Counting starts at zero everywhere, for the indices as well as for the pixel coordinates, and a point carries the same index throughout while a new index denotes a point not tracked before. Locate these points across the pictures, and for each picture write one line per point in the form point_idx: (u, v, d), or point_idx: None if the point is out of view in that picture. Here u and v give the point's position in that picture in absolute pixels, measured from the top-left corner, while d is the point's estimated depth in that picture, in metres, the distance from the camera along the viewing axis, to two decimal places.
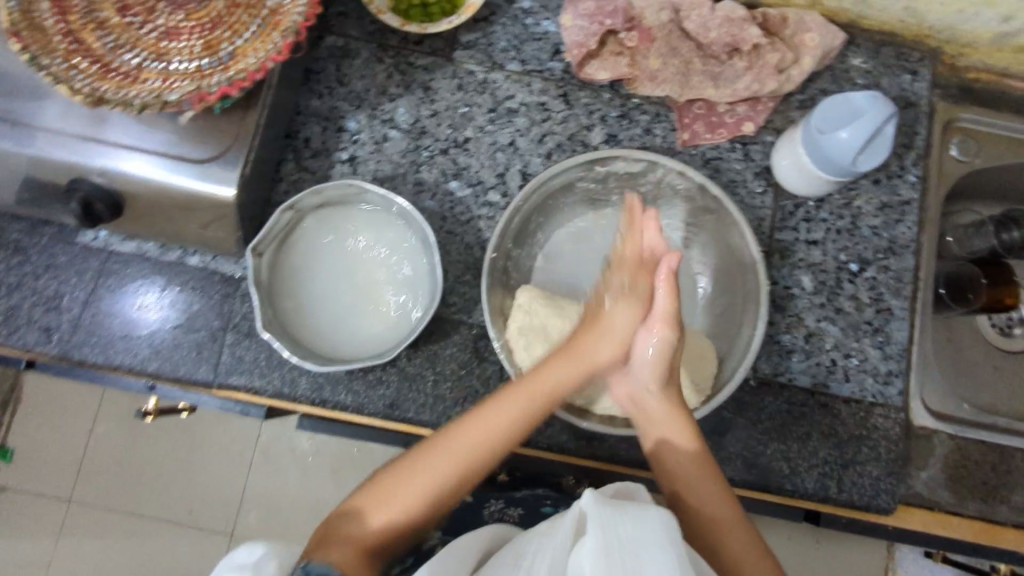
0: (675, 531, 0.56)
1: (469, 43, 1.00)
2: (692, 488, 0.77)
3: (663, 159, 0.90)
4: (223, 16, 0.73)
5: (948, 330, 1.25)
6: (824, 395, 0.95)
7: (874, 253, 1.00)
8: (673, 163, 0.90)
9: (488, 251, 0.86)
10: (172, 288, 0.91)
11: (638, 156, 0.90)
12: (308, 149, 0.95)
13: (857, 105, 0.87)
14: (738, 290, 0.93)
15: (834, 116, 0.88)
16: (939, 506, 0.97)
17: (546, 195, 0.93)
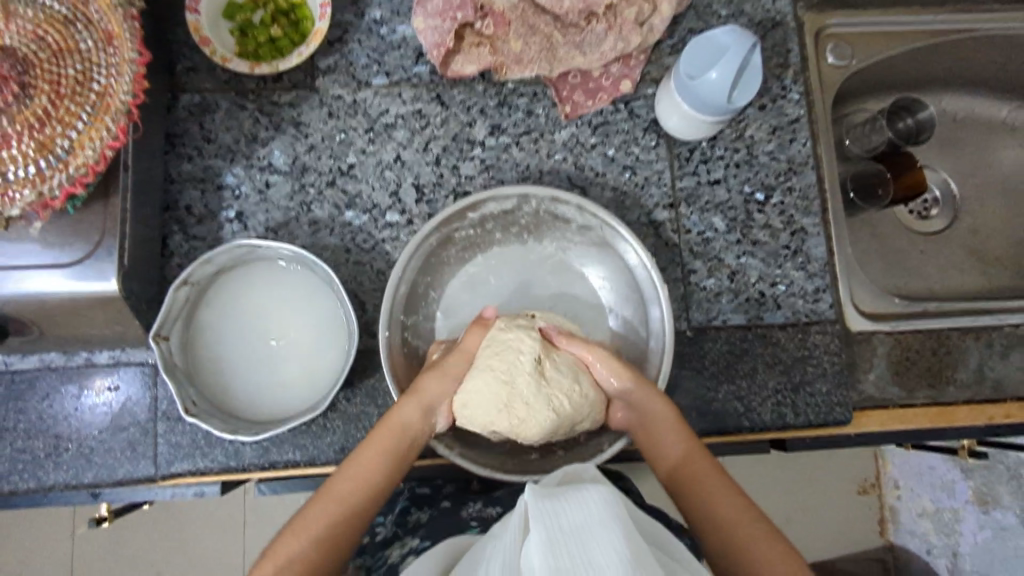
0: (612, 504, 0.58)
1: (329, 68, 0.97)
2: (663, 436, 0.81)
3: (533, 189, 0.88)
4: (49, 112, 0.67)
5: (870, 226, 1.30)
6: (761, 327, 0.97)
7: (775, 178, 1.01)
8: (543, 192, 0.88)
9: (387, 293, 0.85)
10: (87, 392, 0.85)
11: (505, 193, 0.88)
12: (192, 217, 0.91)
13: (722, 43, 0.88)
14: (638, 303, 0.93)
15: (697, 59, 0.89)
16: (891, 401, 1.00)
17: (426, 254, 0.90)
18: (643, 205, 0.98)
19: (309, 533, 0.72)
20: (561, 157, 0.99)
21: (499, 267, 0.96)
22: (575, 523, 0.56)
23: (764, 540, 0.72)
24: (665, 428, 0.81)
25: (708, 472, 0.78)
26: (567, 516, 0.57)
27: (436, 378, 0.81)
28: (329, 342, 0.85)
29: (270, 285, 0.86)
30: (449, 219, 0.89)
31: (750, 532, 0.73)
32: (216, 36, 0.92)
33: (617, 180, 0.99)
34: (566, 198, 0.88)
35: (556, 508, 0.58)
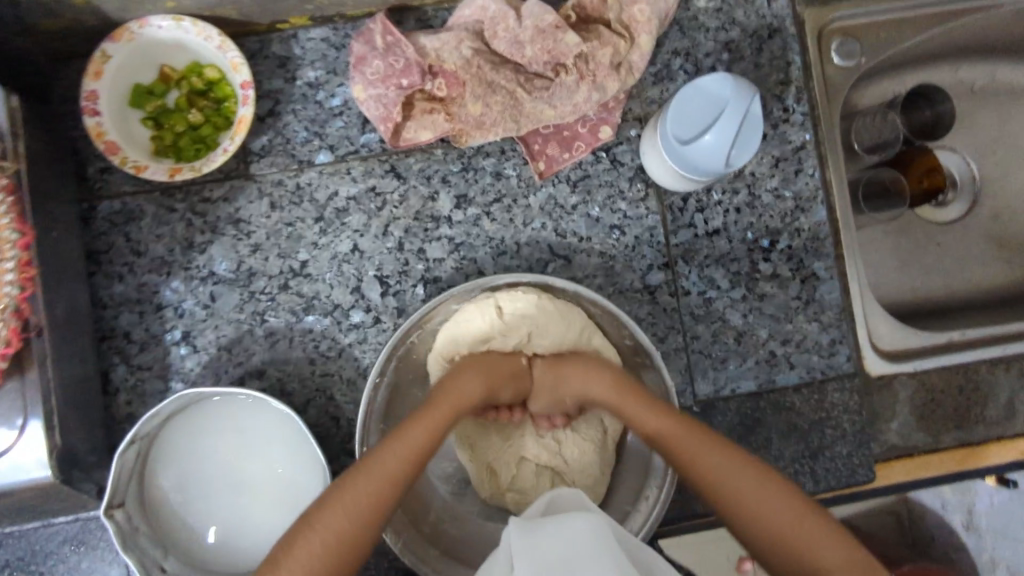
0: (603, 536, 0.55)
1: (264, 149, 0.85)
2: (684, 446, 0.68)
3: (524, 277, 0.78)
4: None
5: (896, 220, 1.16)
6: (774, 392, 0.89)
7: (781, 219, 0.90)
8: (534, 280, 0.79)
9: (360, 418, 0.74)
10: (52, 554, 0.80)
11: (492, 281, 0.78)
12: (133, 344, 0.82)
13: (713, 95, 0.76)
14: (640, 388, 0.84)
15: (692, 117, 0.77)
16: (915, 449, 0.94)
17: (405, 352, 0.79)
18: (635, 268, 0.88)
19: (325, 531, 0.60)
20: (539, 225, 0.87)
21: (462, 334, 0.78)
22: (560, 550, 0.53)
23: (821, 538, 0.60)
24: (699, 438, 0.68)
25: (705, 452, 0.67)
26: (552, 545, 0.53)
27: (495, 362, 0.76)
28: (302, 477, 0.78)
29: (230, 421, 0.79)
30: (427, 317, 0.78)
31: (796, 519, 0.62)
32: (125, 132, 0.79)
33: (605, 243, 0.88)
34: (561, 285, 0.78)
35: (541, 533, 0.55)
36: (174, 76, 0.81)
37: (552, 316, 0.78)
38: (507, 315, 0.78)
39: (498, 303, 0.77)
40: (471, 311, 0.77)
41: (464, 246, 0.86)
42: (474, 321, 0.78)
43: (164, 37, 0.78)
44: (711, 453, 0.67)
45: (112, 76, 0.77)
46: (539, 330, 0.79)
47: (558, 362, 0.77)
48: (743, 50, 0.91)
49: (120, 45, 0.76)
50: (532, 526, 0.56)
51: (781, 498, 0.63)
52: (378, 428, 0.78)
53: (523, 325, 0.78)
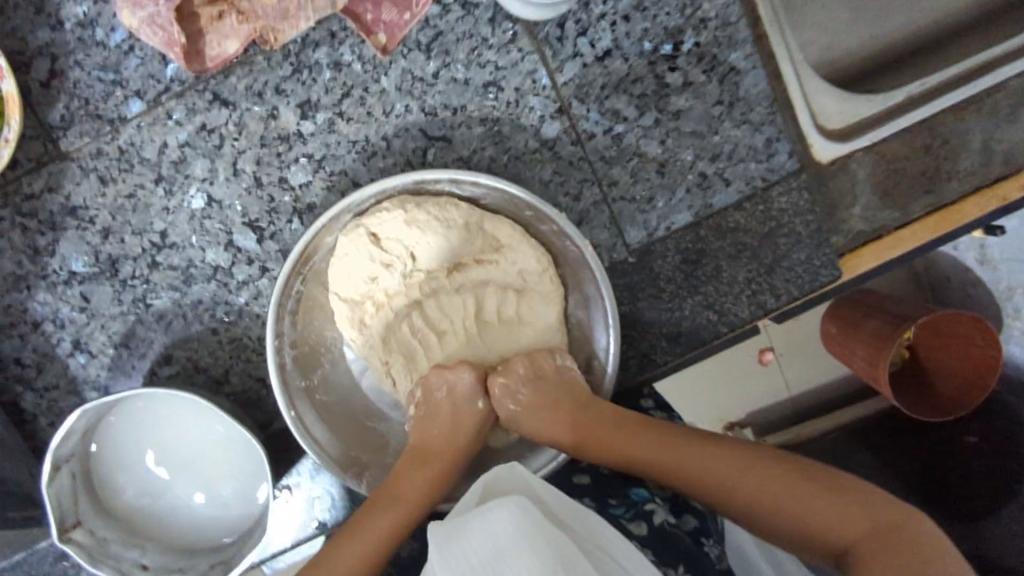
0: (523, 520, 0.52)
1: (65, 119, 0.72)
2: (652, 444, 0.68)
3: (390, 181, 0.69)
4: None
5: None
6: (713, 216, 0.80)
7: (680, 14, 0.75)
8: (400, 181, 0.69)
9: (272, 381, 0.69)
10: (51, 573, 0.80)
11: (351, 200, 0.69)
12: (29, 368, 0.76)
13: None
14: (562, 261, 0.76)
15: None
16: (886, 227, 0.84)
17: (295, 295, 0.72)
18: (525, 126, 0.76)
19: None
20: (403, 109, 0.75)
21: (354, 267, 0.71)
22: (477, 562, 0.50)
23: (827, 503, 0.60)
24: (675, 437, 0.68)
25: (639, 440, 0.69)
26: (471, 552, 0.50)
27: (434, 432, 0.72)
28: (244, 449, 0.75)
29: (150, 417, 0.74)
30: (307, 255, 0.71)
31: (765, 478, 0.63)
32: None
33: (483, 107, 0.75)
34: (431, 176, 0.68)
35: (460, 539, 0.52)
36: None
37: (429, 225, 0.70)
38: (385, 241, 0.70)
39: (369, 229, 0.70)
40: (344, 243, 0.70)
41: (327, 159, 0.75)
42: (353, 258, 0.70)
43: None
44: (641, 438, 0.69)
45: None
46: (422, 249, 0.70)
47: (530, 376, 0.73)
48: None
49: None
50: (449, 533, 0.53)
51: (725, 460, 0.65)
52: (299, 384, 0.74)
53: (403, 246, 0.70)
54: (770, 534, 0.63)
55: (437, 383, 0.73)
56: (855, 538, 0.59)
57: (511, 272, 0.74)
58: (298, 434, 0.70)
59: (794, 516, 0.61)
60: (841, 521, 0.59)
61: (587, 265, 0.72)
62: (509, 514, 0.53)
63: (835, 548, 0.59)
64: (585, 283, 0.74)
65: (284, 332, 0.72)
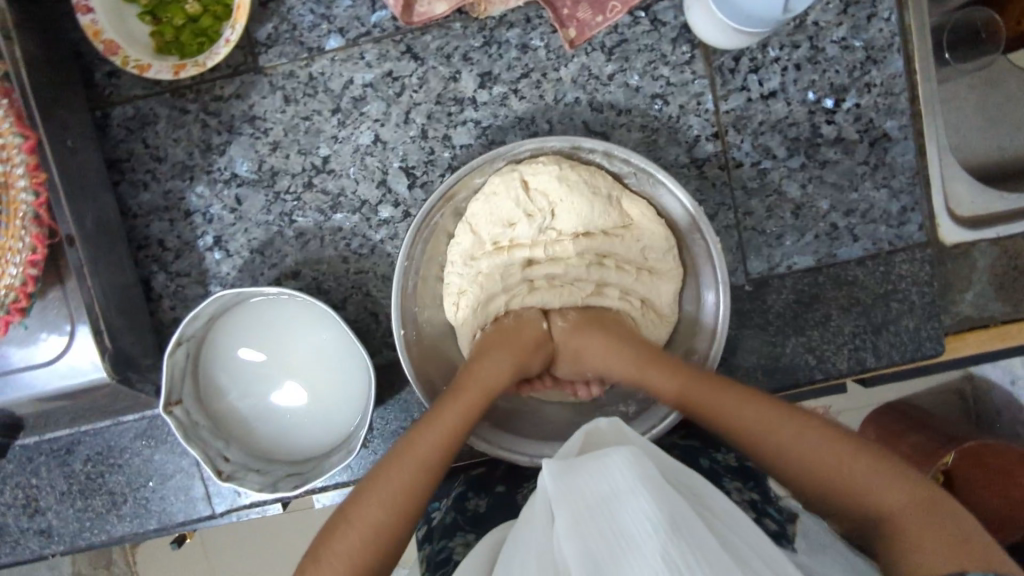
0: (637, 467, 0.54)
1: (270, 38, 0.78)
2: (701, 397, 0.67)
3: (548, 140, 0.72)
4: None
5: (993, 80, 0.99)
6: (834, 266, 0.82)
7: (849, 74, 0.79)
8: (560, 141, 0.72)
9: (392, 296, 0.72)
10: (127, 448, 0.85)
11: (512, 146, 0.73)
12: (168, 252, 0.81)
13: None
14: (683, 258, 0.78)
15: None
16: (993, 320, 0.86)
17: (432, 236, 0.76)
18: (680, 141, 0.80)
19: (367, 522, 0.60)
20: (573, 99, 0.79)
21: (495, 208, 0.74)
22: (596, 501, 0.52)
23: (869, 475, 0.60)
24: (723, 393, 0.66)
25: (721, 396, 0.66)
26: (587, 492, 0.53)
27: (489, 370, 0.70)
28: (347, 362, 0.79)
29: (268, 315, 0.79)
30: (452, 195, 0.74)
31: (827, 454, 0.61)
32: (124, 31, 0.74)
33: (646, 114, 0.80)
34: (589, 143, 0.71)
35: (573, 482, 0.54)
36: None
37: (579, 188, 0.73)
38: (533, 191, 0.74)
39: (523, 177, 0.74)
40: (498, 184, 0.74)
41: (492, 130, 0.80)
42: (501, 198, 0.74)
43: None
44: (724, 398, 0.66)
45: None
46: (564, 207, 0.74)
47: (581, 321, 0.75)
48: None
49: None
50: (561, 472, 0.56)
51: (797, 431, 0.63)
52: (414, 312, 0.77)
53: (547, 201, 0.74)
54: (815, 499, 0.63)
55: (510, 317, 0.76)
56: (892, 507, 0.58)
57: (636, 247, 0.77)
58: (404, 356, 0.73)
59: (843, 484, 0.60)
60: (879, 490, 0.59)
61: (711, 260, 0.75)
62: (622, 462, 0.55)
63: (882, 514, 0.59)
64: (702, 277, 0.77)
65: (414, 261, 0.75)
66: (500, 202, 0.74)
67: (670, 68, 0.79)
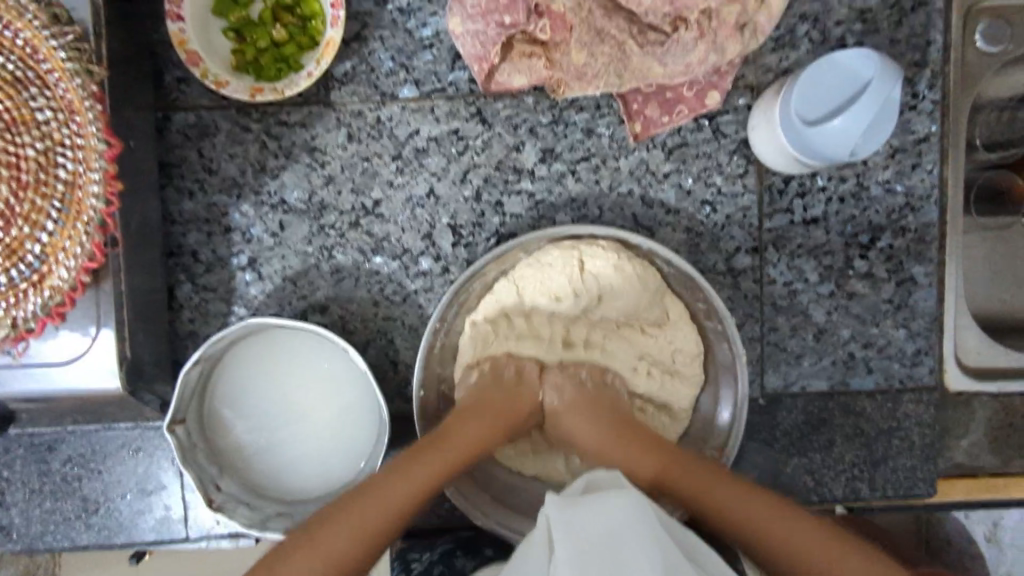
0: (638, 512, 0.58)
1: (346, 76, 0.79)
2: (695, 482, 0.65)
3: (597, 227, 0.74)
4: (12, 206, 0.58)
5: None
6: (846, 394, 0.85)
7: (887, 216, 0.83)
8: (610, 233, 0.74)
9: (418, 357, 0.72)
10: (110, 456, 0.82)
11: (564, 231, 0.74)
12: (199, 264, 0.80)
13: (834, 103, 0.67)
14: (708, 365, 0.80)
15: (875, 136, 0.67)
16: (983, 470, 0.89)
17: (466, 298, 0.76)
18: (721, 249, 0.82)
19: (338, 544, 0.59)
20: (626, 190, 0.81)
21: (542, 281, 0.74)
22: (596, 533, 0.56)
23: None
24: (722, 483, 0.63)
25: (709, 481, 0.64)
26: (587, 522, 0.57)
27: (493, 406, 0.71)
28: (359, 407, 0.78)
29: (287, 347, 0.78)
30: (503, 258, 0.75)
31: (812, 542, 0.58)
32: (206, 43, 0.74)
33: (694, 218, 0.82)
34: (639, 241, 0.73)
35: (574, 516, 0.58)
36: None
37: (632, 279, 0.74)
38: (587, 272, 0.73)
39: (581, 256, 0.73)
40: (557, 256, 0.74)
41: (544, 204, 0.81)
42: (554, 270, 0.73)
43: None
44: (706, 478, 0.64)
45: None
46: (612, 293, 0.74)
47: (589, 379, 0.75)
48: (880, 21, 0.81)
49: None
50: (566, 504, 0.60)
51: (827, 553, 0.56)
52: (436, 370, 0.78)
53: (597, 284, 0.74)
54: None
55: (509, 375, 0.74)
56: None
57: (666, 348, 0.78)
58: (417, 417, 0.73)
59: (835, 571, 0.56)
60: None
61: (734, 371, 0.76)
62: (621, 502, 0.59)
63: None
64: (721, 383, 0.78)
65: (446, 323, 0.76)
66: (552, 277, 0.74)
67: (725, 179, 0.82)
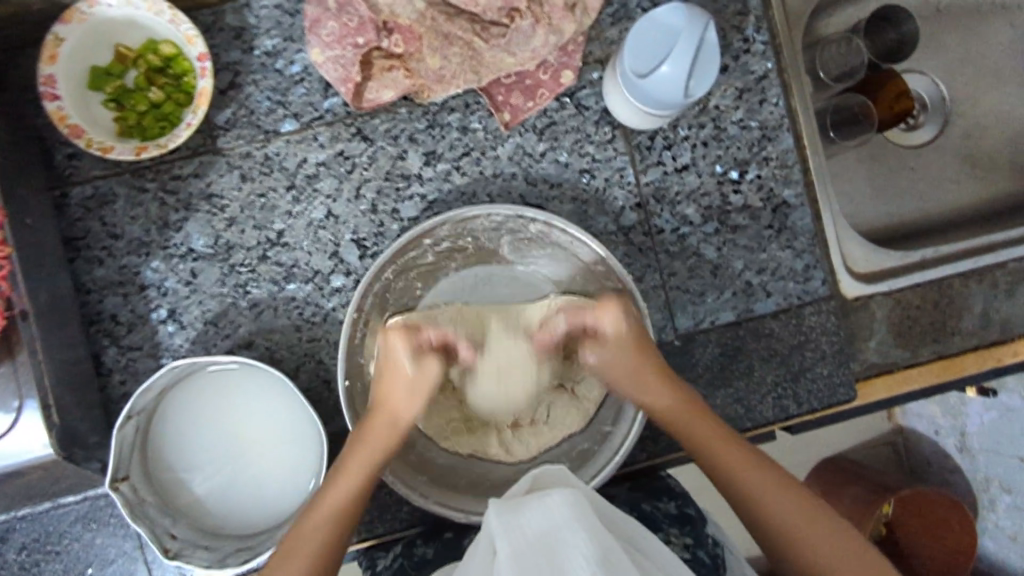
0: (578, 507, 0.58)
1: (228, 122, 0.84)
2: (684, 427, 0.78)
3: (489, 208, 0.79)
4: None
5: (873, 159, 1.16)
6: (753, 320, 0.91)
7: (749, 150, 0.91)
8: (506, 211, 0.80)
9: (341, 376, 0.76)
10: (66, 533, 0.83)
11: (468, 213, 0.80)
12: (120, 326, 0.83)
13: (657, 51, 0.76)
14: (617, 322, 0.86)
15: (705, 78, 0.74)
16: (897, 365, 0.96)
17: (381, 290, 0.82)
18: (607, 211, 0.89)
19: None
20: (509, 175, 0.87)
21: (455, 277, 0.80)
22: (538, 532, 0.56)
23: (802, 515, 0.72)
24: (693, 423, 0.77)
25: (704, 425, 0.77)
26: (530, 526, 0.57)
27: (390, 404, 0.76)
28: (296, 427, 0.80)
29: (219, 385, 0.80)
30: (402, 252, 0.80)
31: (745, 465, 0.75)
32: (87, 116, 0.79)
33: (576, 188, 0.88)
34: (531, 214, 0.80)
35: (518, 520, 0.57)
36: (129, 56, 0.80)
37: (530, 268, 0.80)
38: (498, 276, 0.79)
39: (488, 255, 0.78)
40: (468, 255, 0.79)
41: (437, 203, 0.87)
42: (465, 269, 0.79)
43: (114, 15, 0.77)
44: (701, 420, 0.77)
45: (66, 60, 0.77)
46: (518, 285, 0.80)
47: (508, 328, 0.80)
48: None
49: (72, 26, 0.76)
50: (508, 510, 0.59)
51: (766, 474, 0.74)
52: (358, 362, 0.82)
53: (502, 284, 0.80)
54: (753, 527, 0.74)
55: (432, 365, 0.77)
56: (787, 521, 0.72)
57: None
58: (347, 407, 0.79)
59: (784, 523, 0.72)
60: (810, 524, 0.71)
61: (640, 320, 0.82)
62: (560, 499, 0.58)
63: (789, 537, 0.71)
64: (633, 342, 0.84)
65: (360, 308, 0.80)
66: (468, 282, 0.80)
67: (598, 146, 0.88)
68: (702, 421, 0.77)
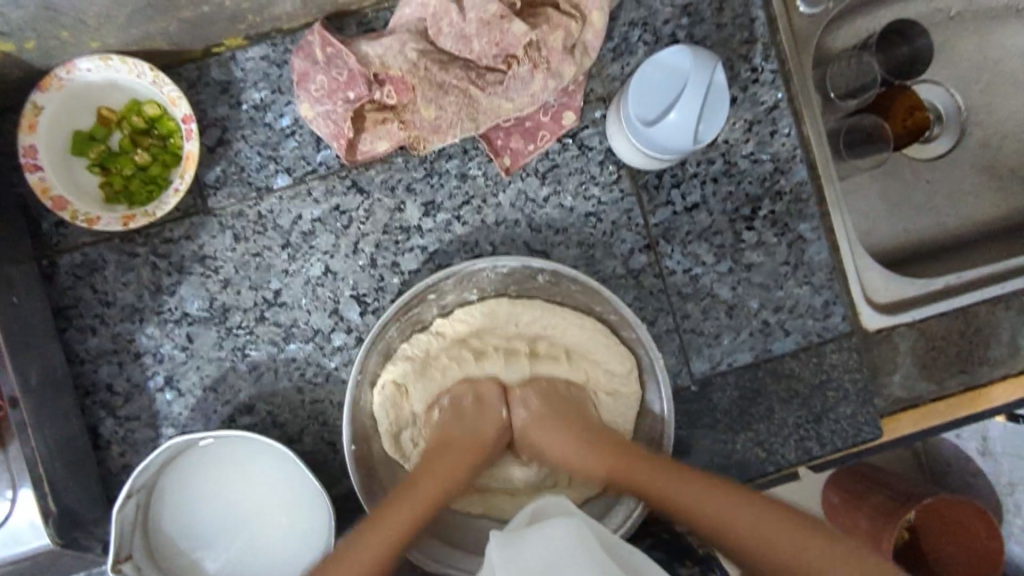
0: (584, 540, 0.55)
1: (218, 181, 0.81)
2: (644, 475, 0.70)
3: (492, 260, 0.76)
4: None
5: (889, 176, 1.11)
6: (771, 361, 0.87)
7: (761, 185, 0.87)
8: (512, 261, 0.76)
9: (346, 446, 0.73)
10: None
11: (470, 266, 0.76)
12: (117, 395, 0.81)
13: (661, 100, 0.74)
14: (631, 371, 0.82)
15: (713, 122, 0.72)
16: (924, 399, 0.92)
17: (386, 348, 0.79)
18: (616, 254, 0.85)
19: None
20: (512, 222, 0.84)
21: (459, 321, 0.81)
22: (542, 565, 0.53)
23: (804, 546, 0.61)
24: (655, 471, 0.70)
25: (667, 470, 0.69)
26: (533, 558, 0.54)
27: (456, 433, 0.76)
28: (302, 498, 0.78)
29: (220, 456, 0.78)
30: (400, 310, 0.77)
31: (733, 506, 0.65)
32: (72, 184, 0.76)
33: (582, 233, 0.85)
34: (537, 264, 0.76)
35: (522, 551, 0.55)
36: (112, 118, 0.77)
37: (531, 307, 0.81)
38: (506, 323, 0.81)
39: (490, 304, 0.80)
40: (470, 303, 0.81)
41: (438, 255, 0.83)
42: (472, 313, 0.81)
43: (94, 79, 0.74)
44: (657, 467, 0.70)
45: (46, 128, 0.74)
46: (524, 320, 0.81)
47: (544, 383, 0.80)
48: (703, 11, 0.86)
49: (50, 93, 0.73)
50: (511, 540, 0.56)
51: (754, 510, 0.64)
52: (365, 425, 0.79)
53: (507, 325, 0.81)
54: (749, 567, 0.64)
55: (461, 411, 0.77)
56: (793, 557, 0.61)
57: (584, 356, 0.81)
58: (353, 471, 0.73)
59: (786, 554, 0.62)
60: (805, 551, 0.61)
61: (654, 369, 0.79)
62: (566, 530, 0.56)
63: None
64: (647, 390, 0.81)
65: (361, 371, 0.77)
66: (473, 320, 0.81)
67: (603, 186, 0.85)
68: (670, 470, 0.69)
